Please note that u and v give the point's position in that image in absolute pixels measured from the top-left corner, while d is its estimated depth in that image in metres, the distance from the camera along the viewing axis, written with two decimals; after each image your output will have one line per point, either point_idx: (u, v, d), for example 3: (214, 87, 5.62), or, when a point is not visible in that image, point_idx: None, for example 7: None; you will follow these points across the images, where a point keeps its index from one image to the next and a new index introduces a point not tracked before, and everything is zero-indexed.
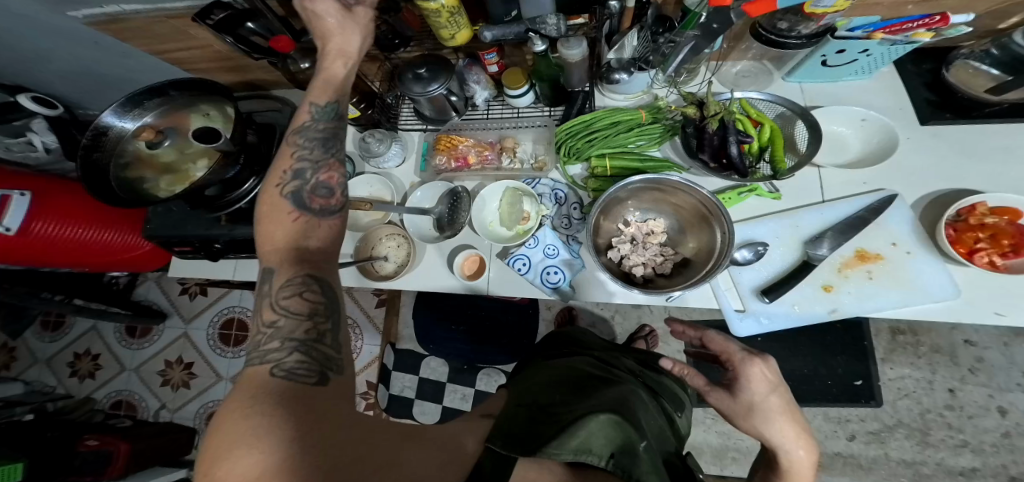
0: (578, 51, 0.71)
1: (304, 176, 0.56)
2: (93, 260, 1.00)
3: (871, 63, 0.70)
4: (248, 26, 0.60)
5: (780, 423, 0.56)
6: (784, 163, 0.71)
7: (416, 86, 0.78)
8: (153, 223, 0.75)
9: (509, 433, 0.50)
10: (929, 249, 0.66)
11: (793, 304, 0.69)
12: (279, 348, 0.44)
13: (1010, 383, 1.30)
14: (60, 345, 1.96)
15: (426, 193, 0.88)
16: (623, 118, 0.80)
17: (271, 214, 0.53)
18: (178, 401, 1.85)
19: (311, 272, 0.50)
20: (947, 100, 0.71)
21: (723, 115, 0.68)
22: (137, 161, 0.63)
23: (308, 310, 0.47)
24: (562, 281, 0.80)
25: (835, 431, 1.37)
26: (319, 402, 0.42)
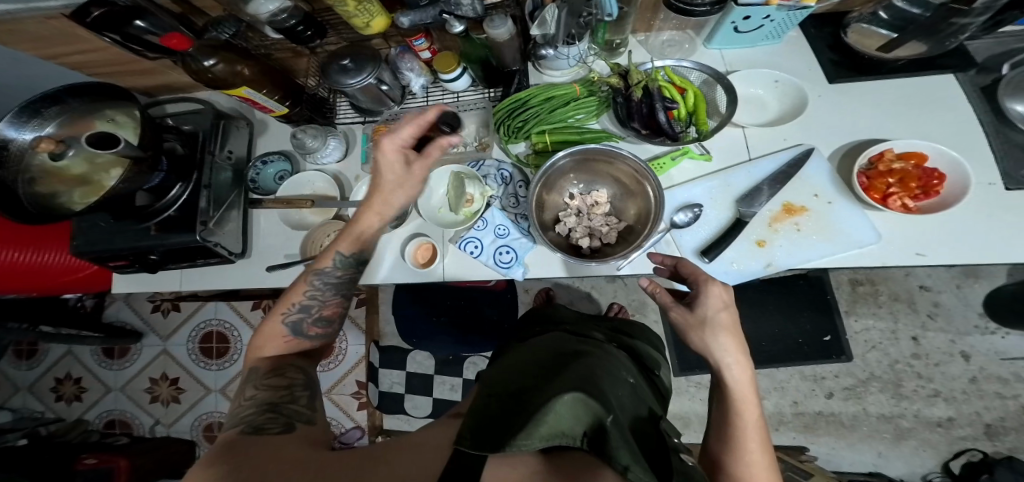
0: (504, 30, 0.70)
1: (309, 309, 0.67)
2: (39, 284, 0.91)
3: (778, 27, 0.71)
4: (137, 25, 0.59)
5: (725, 339, 0.59)
6: (707, 126, 0.74)
7: (343, 78, 0.74)
8: (79, 240, 0.73)
9: (471, 429, 0.48)
10: (849, 199, 0.69)
11: (730, 262, 0.72)
12: (248, 415, 0.51)
13: (968, 326, 1.34)
14: (40, 372, 1.95)
15: (372, 185, 0.84)
16: (557, 93, 0.79)
17: (267, 336, 0.65)
18: (171, 416, 1.86)
19: (287, 363, 0.62)
20: (849, 59, 0.73)
21: (646, 83, 0.72)
22: (44, 175, 0.60)
23: (285, 383, 0.58)
24: (514, 260, 0.80)
25: (814, 390, 1.39)
26: (284, 441, 0.47)
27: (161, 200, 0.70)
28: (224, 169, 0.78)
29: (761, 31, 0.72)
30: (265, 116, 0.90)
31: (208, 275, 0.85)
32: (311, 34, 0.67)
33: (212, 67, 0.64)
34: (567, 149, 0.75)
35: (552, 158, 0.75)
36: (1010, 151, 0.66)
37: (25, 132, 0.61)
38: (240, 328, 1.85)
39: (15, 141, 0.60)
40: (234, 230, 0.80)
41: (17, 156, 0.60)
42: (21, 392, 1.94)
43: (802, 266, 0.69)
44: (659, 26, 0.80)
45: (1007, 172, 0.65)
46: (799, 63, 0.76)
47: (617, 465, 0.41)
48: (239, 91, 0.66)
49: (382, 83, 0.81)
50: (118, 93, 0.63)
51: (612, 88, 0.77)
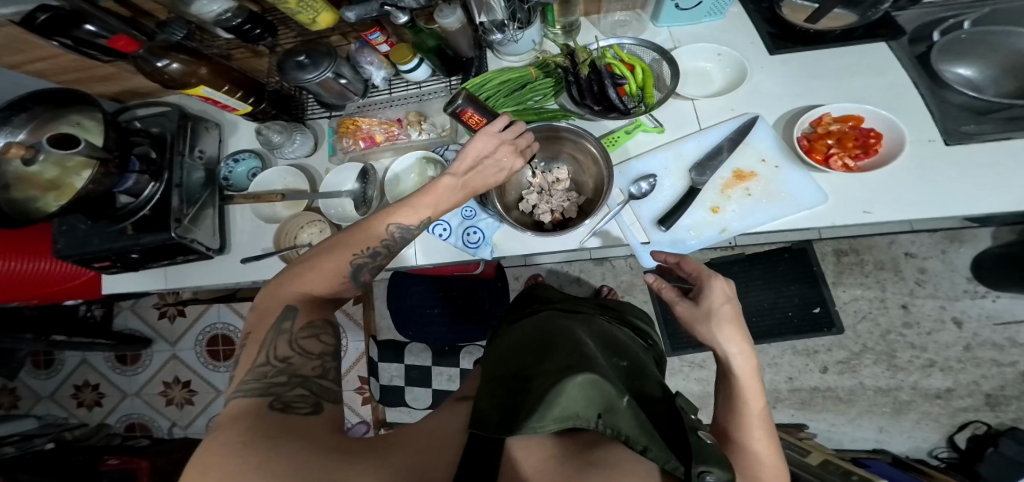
0: (453, 20, 0.71)
1: (377, 256, 0.63)
2: (36, 292, 0.95)
3: (720, 1, 0.74)
4: (86, 29, 0.62)
5: (729, 330, 0.57)
6: (654, 98, 0.75)
7: (300, 73, 0.77)
8: (61, 244, 0.77)
9: (485, 409, 0.50)
10: (795, 161, 0.70)
11: (686, 230, 0.72)
12: (281, 386, 0.48)
13: (957, 291, 1.33)
14: (58, 380, 2.04)
15: (340, 175, 0.87)
16: (511, 76, 0.79)
17: (326, 268, 0.59)
18: (186, 418, 1.94)
19: (325, 318, 0.57)
20: (786, 32, 0.77)
21: (592, 61, 0.73)
22: (21, 180, 0.64)
23: (319, 350, 0.54)
24: (482, 240, 0.82)
25: (808, 365, 1.39)
26: (310, 425, 0.45)
27: (136, 199, 0.74)
28: (196, 168, 0.82)
29: (701, 7, 0.75)
30: (233, 117, 0.94)
31: (191, 272, 0.90)
32: (260, 32, 0.71)
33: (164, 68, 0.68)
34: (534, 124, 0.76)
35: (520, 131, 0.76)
36: (946, 109, 0.68)
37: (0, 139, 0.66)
38: None
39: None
40: (210, 226, 0.84)
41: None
42: (43, 400, 2.03)
43: (755, 229, 0.69)
44: (607, 7, 0.81)
45: (946, 130, 0.67)
46: (742, 38, 0.78)
47: (632, 444, 0.42)
48: (197, 91, 0.71)
49: (342, 78, 0.83)
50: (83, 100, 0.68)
51: (562, 68, 0.77)
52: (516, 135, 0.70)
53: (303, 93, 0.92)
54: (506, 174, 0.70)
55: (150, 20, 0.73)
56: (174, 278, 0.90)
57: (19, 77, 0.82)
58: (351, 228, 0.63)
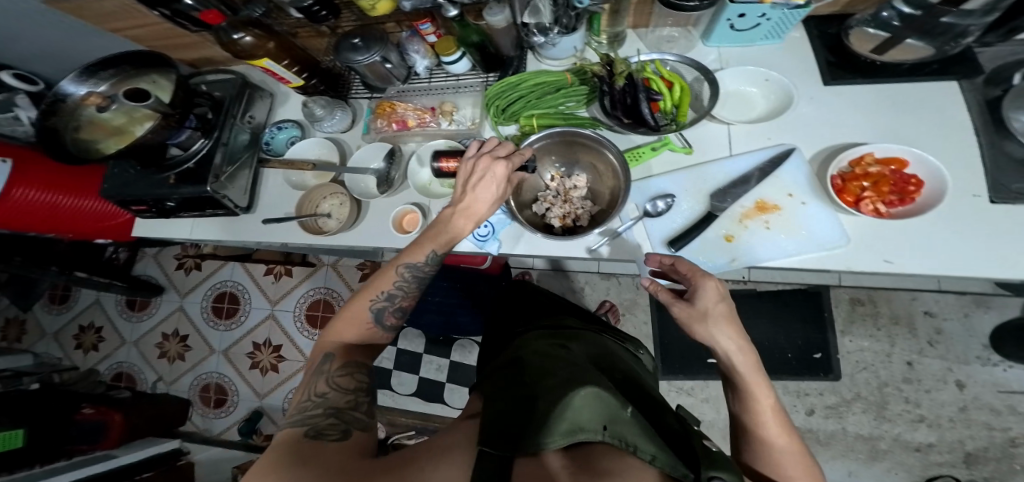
0: (501, 17, 0.75)
1: (393, 298, 0.71)
2: (75, 226, 1.03)
3: (777, 27, 0.72)
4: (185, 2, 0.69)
5: (726, 327, 0.59)
6: (686, 117, 0.77)
7: (352, 54, 0.83)
8: (108, 184, 0.83)
9: (490, 419, 0.51)
10: (821, 200, 0.69)
11: (693, 253, 0.74)
12: (316, 418, 0.55)
13: (969, 356, 1.35)
14: (67, 318, 2.09)
15: (368, 153, 0.92)
16: (547, 79, 0.85)
17: (353, 318, 0.70)
18: (173, 374, 1.96)
19: (356, 358, 0.66)
20: (844, 61, 0.75)
21: (629, 72, 0.75)
22: (91, 125, 0.74)
23: (352, 386, 0.62)
24: (490, 234, 0.86)
25: (796, 405, 1.42)
26: (332, 451, 0.50)
27: (184, 152, 0.80)
28: (243, 132, 0.89)
29: (759, 30, 0.73)
30: (287, 88, 1.00)
31: (214, 227, 0.94)
32: (327, 13, 0.76)
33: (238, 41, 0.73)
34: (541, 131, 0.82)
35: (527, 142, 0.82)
36: (997, 159, 0.65)
37: (83, 89, 0.71)
38: (251, 290, 1.95)
39: (72, 95, 0.70)
40: (242, 185, 0.89)
41: (71, 108, 0.72)
42: (46, 338, 2.08)
43: (764, 263, 0.70)
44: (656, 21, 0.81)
45: (995, 185, 0.64)
46: (794, 64, 0.77)
47: (641, 453, 0.44)
48: (261, 62, 0.76)
49: (387, 62, 0.88)
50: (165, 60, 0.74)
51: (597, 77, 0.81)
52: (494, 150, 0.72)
53: (350, 72, 0.97)
54: (491, 201, 0.71)
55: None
56: (198, 233, 0.94)
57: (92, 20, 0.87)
58: (375, 276, 0.73)
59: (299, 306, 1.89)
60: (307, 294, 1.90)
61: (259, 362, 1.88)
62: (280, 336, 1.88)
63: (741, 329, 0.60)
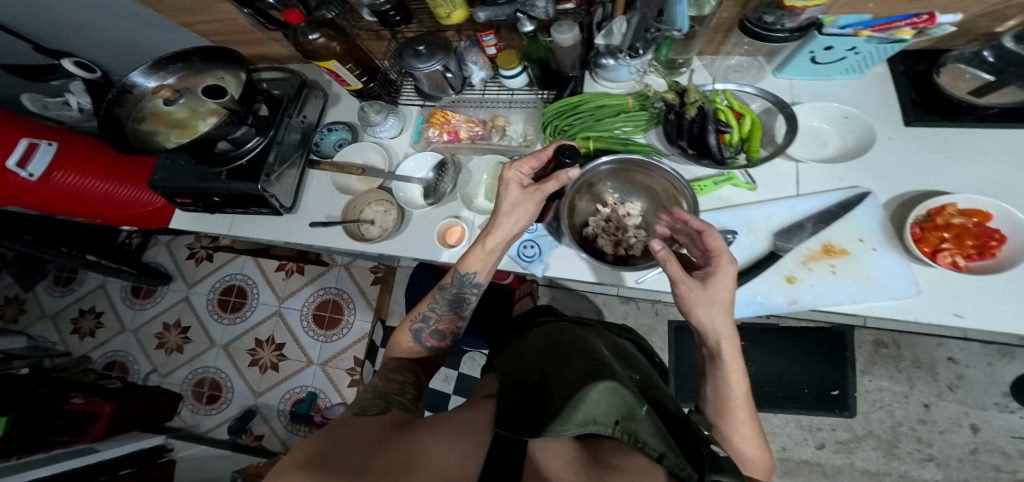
0: (568, 37, 0.73)
1: (428, 320, 0.78)
2: (106, 212, 1.14)
3: (862, 61, 0.73)
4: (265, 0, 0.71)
5: (720, 315, 0.62)
6: (758, 155, 0.76)
7: (415, 61, 0.82)
8: (158, 175, 0.83)
9: (508, 412, 0.53)
10: (891, 247, 0.71)
11: (753, 293, 0.75)
12: (364, 399, 0.64)
13: (988, 402, 1.35)
14: (68, 301, 2.03)
15: (418, 162, 0.91)
16: (608, 102, 0.83)
17: (400, 335, 0.79)
18: (169, 366, 1.90)
19: (406, 363, 0.76)
20: (928, 100, 0.76)
21: (702, 103, 0.74)
22: (152, 117, 0.78)
23: (400, 380, 0.70)
24: (537, 256, 0.84)
25: (806, 438, 1.44)
26: (365, 428, 0.55)
27: (236, 149, 0.79)
28: (294, 131, 0.88)
29: (844, 63, 0.73)
30: (339, 91, 1.00)
31: (258, 225, 0.92)
32: (399, 18, 0.76)
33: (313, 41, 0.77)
34: (613, 154, 0.79)
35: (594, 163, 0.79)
36: None
37: (152, 80, 0.77)
38: (261, 286, 1.91)
39: (141, 86, 0.76)
40: (289, 185, 0.88)
41: (135, 98, 0.77)
42: (45, 319, 2.02)
43: (827, 307, 0.71)
44: (727, 50, 0.83)
45: None
46: (879, 99, 0.78)
47: (650, 451, 0.47)
48: (328, 64, 0.78)
49: (448, 71, 0.87)
50: (227, 57, 0.78)
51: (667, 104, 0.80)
52: (524, 173, 0.72)
53: (404, 77, 0.96)
54: (517, 222, 0.73)
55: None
56: (238, 228, 0.92)
57: (155, 0, 0.85)
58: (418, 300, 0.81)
59: (307, 305, 1.85)
60: (315, 294, 1.86)
61: (259, 359, 1.83)
62: (284, 334, 1.84)
63: (731, 314, 0.63)
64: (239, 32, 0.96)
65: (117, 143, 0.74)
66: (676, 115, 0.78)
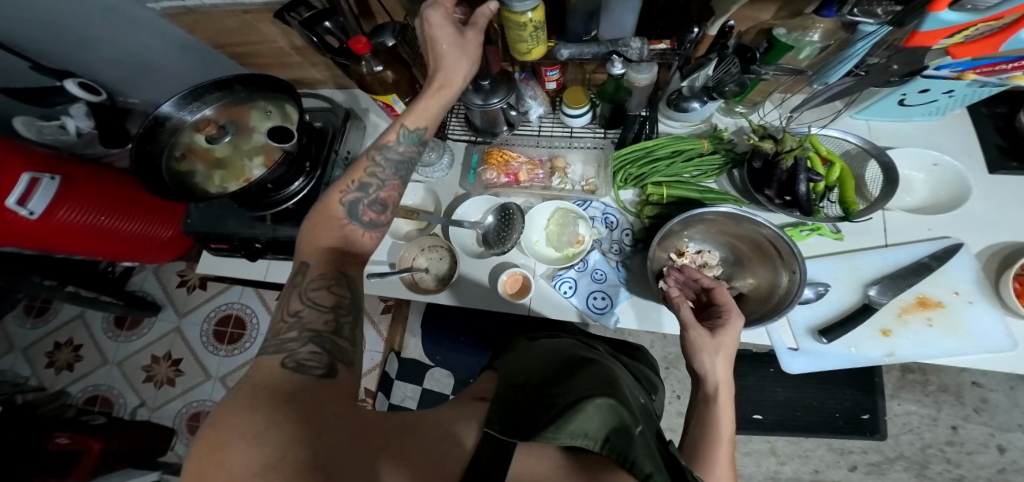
0: (647, 76, 0.72)
1: (368, 189, 0.57)
2: (105, 247, 1.06)
3: (947, 105, 0.78)
4: (325, 25, 0.64)
5: (719, 361, 0.60)
6: (856, 206, 0.76)
7: (476, 97, 0.74)
8: (192, 218, 0.75)
9: (499, 415, 0.46)
10: (986, 300, 0.73)
11: (848, 346, 0.75)
12: (292, 341, 0.44)
13: (1012, 423, 1.24)
14: (40, 334, 1.59)
15: (473, 206, 0.86)
16: (681, 146, 0.81)
17: (323, 218, 0.55)
18: (160, 400, 1.50)
19: (340, 270, 0.52)
20: (1016, 146, 0.80)
21: (797, 152, 0.72)
22: (190, 153, 0.69)
23: (332, 303, 0.49)
24: (610, 307, 0.78)
25: (837, 461, 1.28)
26: (314, 404, 0.40)
27: (283, 192, 0.70)
28: (339, 167, 0.79)
29: (927, 107, 0.79)
30: (379, 120, 0.93)
31: None
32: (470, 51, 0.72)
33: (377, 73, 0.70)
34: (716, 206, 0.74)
35: (703, 210, 0.74)
36: None
37: (185, 110, 0.69)
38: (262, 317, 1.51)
39: (184, 120, 0.70)
40: None
41: (169, 131, 0.69)
42: (15, 352, 1.60)
43: (925, 360, 0.73)
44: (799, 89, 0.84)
45: None
46: (956, 145, 0.84)
47: (637, 471, 0.40)
48: (386, 98, 0.73)
49: (508, 107, 0.81)
50: (266, 83, 0.69)
51: (756, 151, 0.77)
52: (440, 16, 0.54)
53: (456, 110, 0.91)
54: (465, 60, 0.57)
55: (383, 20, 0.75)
56: (276, 274, 0.83)
57: (196, 21, 0.77)
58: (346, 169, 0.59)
59: None
60: None
61: None
62: None
63: (731, 364, 0.61)
64: (277, 55, 0.88)
65: (150, 178, 0.64)
66: (765, 163, 0.77)
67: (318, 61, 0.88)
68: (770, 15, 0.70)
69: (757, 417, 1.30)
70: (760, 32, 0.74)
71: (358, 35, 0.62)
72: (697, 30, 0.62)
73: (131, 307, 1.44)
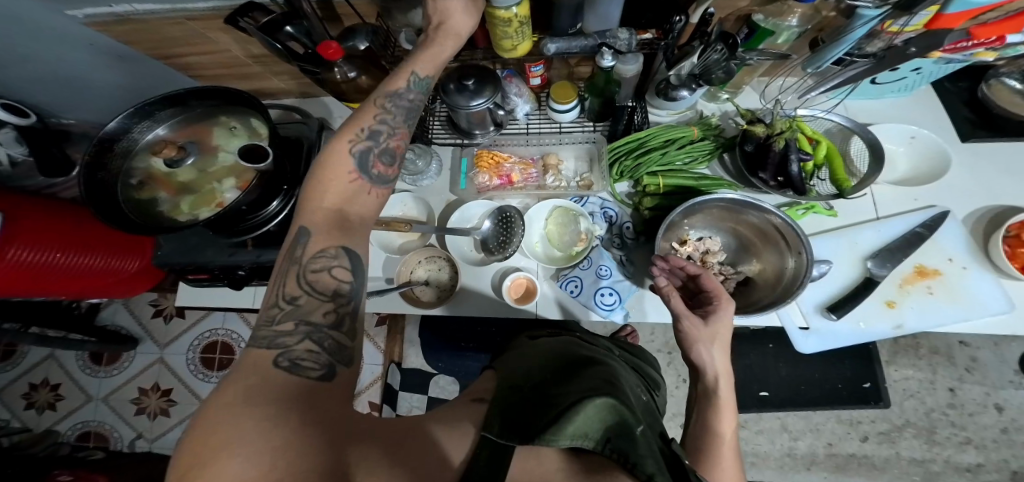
0: (633, 68, 0.64)
1: (379, 137, 0.51)
2: (67, 290, 0.83)
3: (917, 81, 0.77)
4: (285, 30, 0.58)
5: (716, 351, 0.57)
6: (848, 184, 0.73)
7: (459, 98, 0.69)
8: (162, 250, 0.69)
9: (497, 414, 0.43)
10: (981, 265, 0.72)
11: (857, 321, 0.72)
12: (288, 333, 0.38)
13: (1003, 380, 1.18)
14: (10, 377, 1.46)
15: (468, 213, 0.82)
16: (673, 135, 0.77)
17: (329, 172, 0.47)
18: (157, 429, 1.40)
19: (343, 243, 0.45)
20: (983, 119, 0.79)
21: (788, 134, 0.70)
22: (150, 179, 0.62)
23: (332, 290, 0.42)
24: (618, 304, 0.75)
25: (848, 433, 1.20)
26: (312, 404, 0.35)
27: (261, 215, 0.65)
28: None
29: (899, 82, 0.77)
30: None
31: None
32: None
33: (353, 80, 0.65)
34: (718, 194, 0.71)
35: (712, 197, 0.70)
36: None
37: (136, 131, 0.62)
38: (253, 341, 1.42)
39: (142, 141, 0.63)
40: None
41: (121, 156, 0.61)
42: None
43: (932, 329, 0.71)
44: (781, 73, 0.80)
45: None
46: (928, 120, 0.81)
47: (639, 472, 0.37)
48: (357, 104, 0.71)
49: (494, 107, 0.77)
50: (226, 96, 0.63)
51: (750, 139, 0.74)
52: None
53: (437, 113, 0.87)
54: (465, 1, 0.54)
55: (339, 24, 0.71)
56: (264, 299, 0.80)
57: (139, 32, 0.71)
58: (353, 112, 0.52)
59: None
60: None
61: None
62: None
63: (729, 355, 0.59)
64: (230, 64, 0.82)
65: (108, 210, 0.56)
66: (757, 146, 0.74)
67: (277, 70, 0.83)
68: (748, 2, 0.67)
69: (765, 395, 1.20)
70: (739, 20, 0.70)
71: (327, 41, 0.57)
72: (683, 15, 0.58)
73: (106, 343, 1.32)
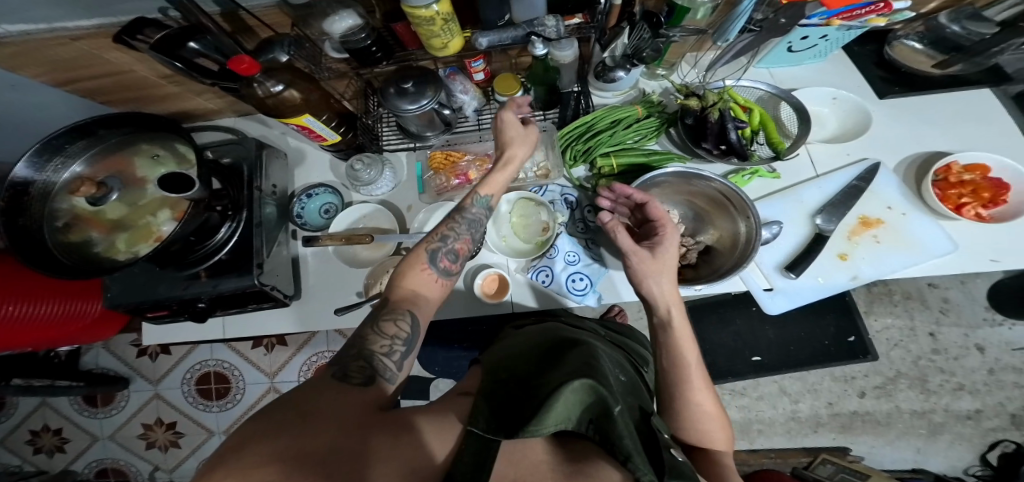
0: (569, 53, 0.66)
1: (448, 239, 0.58)
2: (24, 340, 0.81)
3: (827, 47, 0.75)
4: (190, 46, 0.56)
5: (665, 281, 0.56)
6: (782, 144, 0.73)
7: (402, 101, 0.67)
8: (112, 291, 0.68)
9: (485, 407, 0.42)
10: (920, 209, 0.71)
11: (817, 276, 0.71)
12: (346, 357, 0.44)
13: (978, 319, 1.18)
14: (7, 428, 1.46)
15: (429, 215, 0.79)
16: (617, 116, 0.76)
17: (411, 264, 0.55)
18: (172, 461, 1.41)
19: (408, 307, 0.51)
20: (895, 76, 0.79)
21: (721, 104, 0.70)
22: (77, 220, 0.59)
23: (393, 334, 0.48)
24: (588, 288, 0.74)
25: (844, 390, 1.20)
26: (325, 400, 0.38)
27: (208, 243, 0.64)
28: (268, 202, 0.74)
29: (809, 51, 0.75)
30: (299, 145, 0.88)
31: (261, 319, 0.79)
32: (382, 55, 0.68)
33: (277, 92, 0.62)
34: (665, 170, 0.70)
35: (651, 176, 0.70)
36: None
37: (50, 172, 0.60)
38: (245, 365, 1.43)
39: (61, 181, 0.61)
40: (285, 273, 0.75)
41: (39, 199, 0.59)
42: None
43: (889, 276, 0.69)
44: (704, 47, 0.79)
45: None
46: (847, 83, 0.80)
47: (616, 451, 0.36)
48: (300, 118, 0.64)
49: (439, 107, 0.76)
50: (150, 121, 0.65)
51: (687, 112, 0.73)
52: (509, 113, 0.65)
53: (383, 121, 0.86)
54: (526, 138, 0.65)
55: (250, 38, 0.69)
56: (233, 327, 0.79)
57: (38, 63, 0.69)
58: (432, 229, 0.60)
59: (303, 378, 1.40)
60: (308, 361, 1.41)
61: None
62: None
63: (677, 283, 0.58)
64: (143, 88, 0.80)
65: (38, 259, 0.55)
66: (696, 119, 0.72)
67: (192, 86, 0.81)
68: None
69: (758, 359, 1.18)
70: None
71: (241, 56, 0.55)
72: None
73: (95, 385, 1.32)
